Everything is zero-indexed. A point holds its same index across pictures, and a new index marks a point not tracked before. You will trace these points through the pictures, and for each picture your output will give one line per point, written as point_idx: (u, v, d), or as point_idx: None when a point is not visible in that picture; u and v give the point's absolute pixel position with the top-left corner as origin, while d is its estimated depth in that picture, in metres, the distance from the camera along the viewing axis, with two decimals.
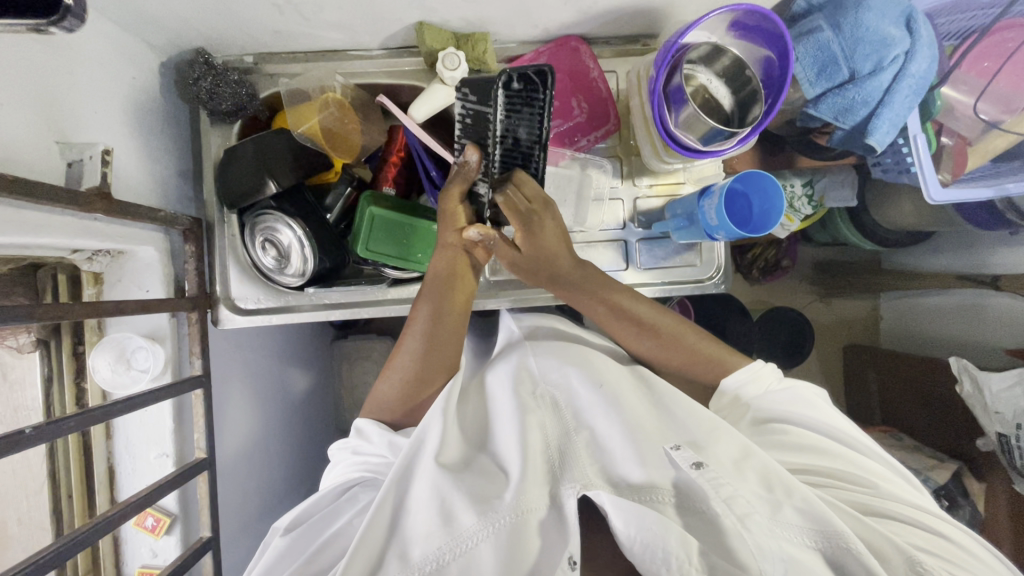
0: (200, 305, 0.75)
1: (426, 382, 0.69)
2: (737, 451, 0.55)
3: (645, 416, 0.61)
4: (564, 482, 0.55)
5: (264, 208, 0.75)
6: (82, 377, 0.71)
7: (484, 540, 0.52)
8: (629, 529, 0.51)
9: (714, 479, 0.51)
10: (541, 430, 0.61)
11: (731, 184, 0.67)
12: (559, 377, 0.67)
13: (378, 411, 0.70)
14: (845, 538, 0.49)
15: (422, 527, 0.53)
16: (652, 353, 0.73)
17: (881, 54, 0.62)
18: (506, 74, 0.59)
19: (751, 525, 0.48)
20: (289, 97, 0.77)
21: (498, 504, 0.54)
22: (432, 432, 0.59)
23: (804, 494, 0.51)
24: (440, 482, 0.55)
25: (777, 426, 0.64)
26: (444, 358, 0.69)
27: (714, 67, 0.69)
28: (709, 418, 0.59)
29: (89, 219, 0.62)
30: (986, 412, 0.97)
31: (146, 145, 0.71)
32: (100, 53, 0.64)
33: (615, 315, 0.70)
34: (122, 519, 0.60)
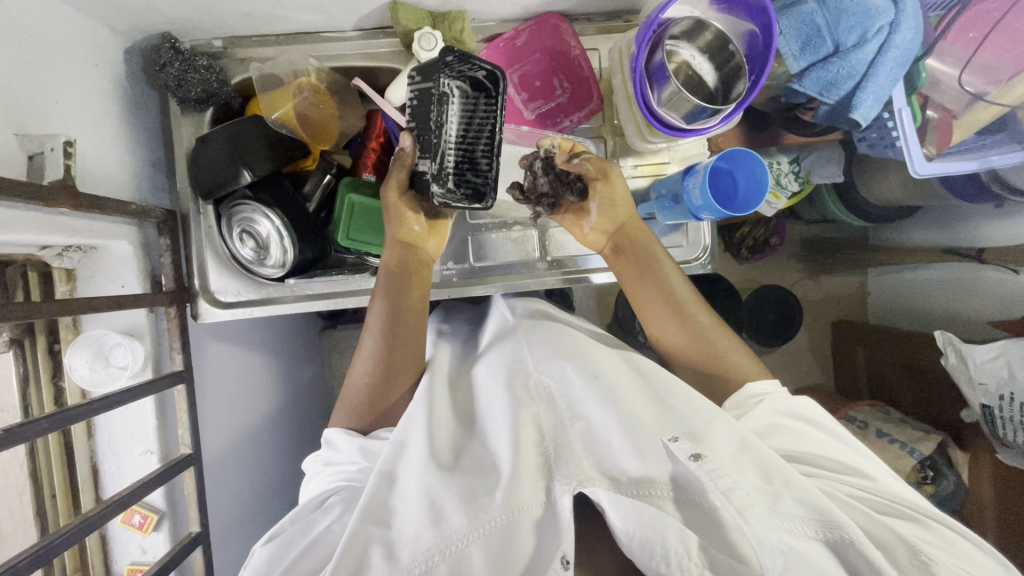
0: (179, 300, 0.73)
1: (394, 382, 0.69)
2: (734, 443, 0.55)
3: (642, 410, 0.59)
4: (558, 477, 0.55)
5: (241, 198, 0.73)
6: (60, 376, 0.70)
7: (474, 542, 0.52)
8: (627, 526, 0.53)
9: (713, 471, 0.52)
10: (533, 422, 0.60)
11: (713, 163, 0.66)
12: (551, 367, 0.65)
13: (349, 415, 0.69)
14: (847, 529, 0.51)
15: (412, 525, 0.53)
16: (648, 315, 0.73)
17: (865, 25, 0.60)
18: (462, 61, 0.64)
19: (751, 517, 0.50)
20: (261, 84, 0.74)
21: (489, 503, 0.54)
22: (413, 433, 0.60)
23: (802, 486, 0.52)
24: (429, 479, 0.55)
25: (787, 423, 0.63)
26: (405, 357, 0.69)
27: (696, 42, 0.67)
28: (705, 410, 0.59)
29: (54, 214, 0.59)
30: (970, 384, 0.99)
31: (113, 134, 0.69)
32: (57, 39, 0.61)
33: (622, 260, 0.73)
34: (107, 516, 0.60)
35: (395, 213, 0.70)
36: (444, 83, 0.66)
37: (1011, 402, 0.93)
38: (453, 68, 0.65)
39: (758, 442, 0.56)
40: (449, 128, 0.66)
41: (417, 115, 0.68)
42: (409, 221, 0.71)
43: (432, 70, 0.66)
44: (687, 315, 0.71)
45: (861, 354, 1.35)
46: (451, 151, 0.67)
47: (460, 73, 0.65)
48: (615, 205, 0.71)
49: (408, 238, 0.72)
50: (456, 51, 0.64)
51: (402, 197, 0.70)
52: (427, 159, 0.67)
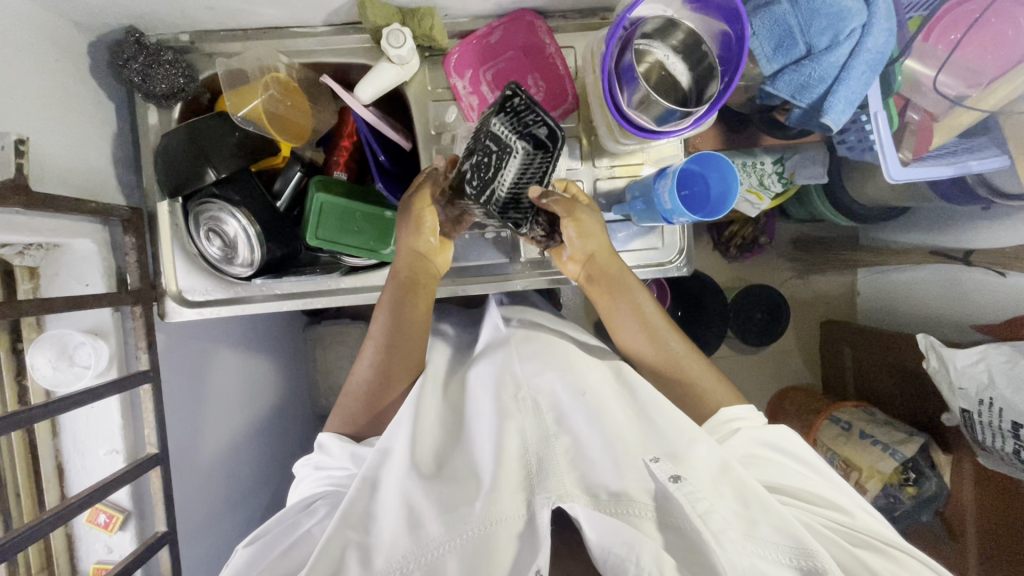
0: (145, 299, 0.72)
1: (389, 386, 0.70)
2: (717, 465, 0.56)
3: (626, 426, 0.60)
4: (539, 491, 0.54)
5: (208, 196, 0.72)
6: (24, 375, 0.69)
7: (450, 552, 0.52)
8: (601, 540, 0.52)
9: (692, 493, 0.52)
10: (519, 434, 0.59)
11: (685, 165, 0.65)
12: (540, 381, 0.65)
13: (344, 421, 0.70)
14: (819, 558, 0.51)
15: (390, 533, 0.53)
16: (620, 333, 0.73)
17: (837, 28, 0.58)
18: (531, 107, 0.58)
19: (725, 542, 0.50)
20: (227, 79, 0.73)
21: (467, 513, 0.53)
22: (400, 435, 0.60)
23: (778, 513, 0.53)
24: (410, 488, 0.55)
25: (763, 452, 0.63)
26: (402, 364, 0.70)
27: (671, 42, 0.66)
28: (692, 428, 0.59)
29: (10, 213, 0.58)
30: (951, 388, 0.98)
31: (75, 131, 0.68)
32: (13, 35, 0.59)
33: (596, 285, 0.72)
34: (65, 518, 0.59)
35: (413, 222, 0.69)
36: (495, 125, 0.60)
37: (990, 407, 0.92)
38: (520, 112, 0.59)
39: (740, 466, 0.57)
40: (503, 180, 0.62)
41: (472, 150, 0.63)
42: (427, 235, 0.70)
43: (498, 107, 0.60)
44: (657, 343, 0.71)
45: (848, 354, 1.35)
46: (503, 193, 0.63)
47: (528, 118, 0.59)
48: (586, 238, 0.69)
49: (425, 251, 0.71)
50: (524, 94, 0.58)
51: (427, 211, 0.68)
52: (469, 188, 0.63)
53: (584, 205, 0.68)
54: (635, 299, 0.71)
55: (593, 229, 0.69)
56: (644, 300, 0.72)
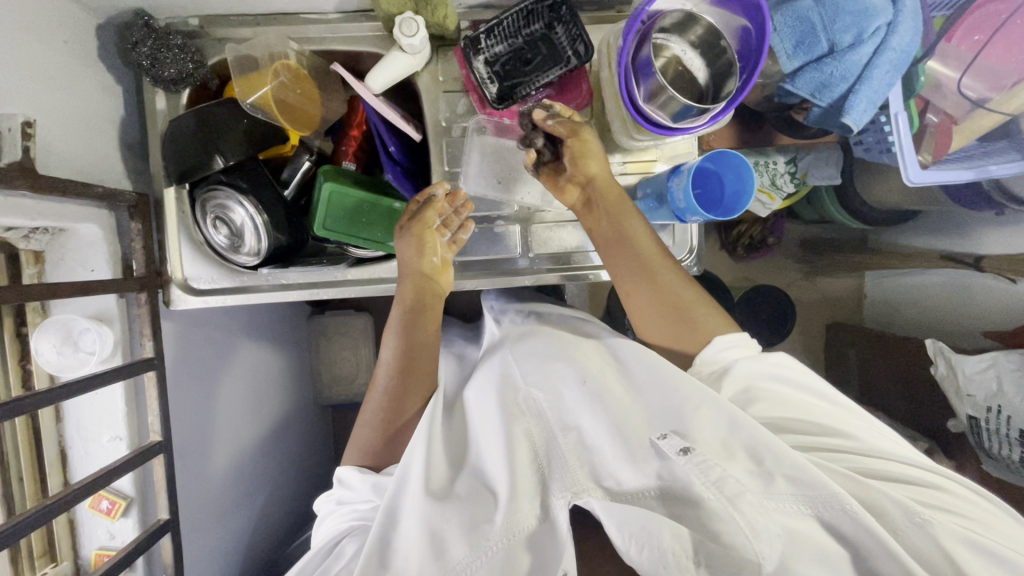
0: (150, 286, 0.72)
1: (403, 405, 0.71)
2: (722, 427, 0.54)
3: (629, 410, 0.60)
4: (553, 492, 0.55)
5: (216, 183, 0.71)
6: (27, 360, 0.69)
7: (480, 570, 0.53)
8: (622, 535, 0.53)
9: (703, 463, 0.50)
10: (526, 438, 0.61)
11: (700, 163, 0.64)
12: (540, 379, 0.66)
13: (362, 454, 0.70)
14: (840, 499, 0.48)
15: (414, 558, 0.54)
16: (618, 270, 0.72)
17: (862, 25, 0.57)
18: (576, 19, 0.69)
19: (742, 505, 0.48)
20: (236, 65, 0.71)
21: (489, 530, 0.55)
22: (414, 461, 0.60)
23: (794, 461, 0.50)
24: (429, 512, 0.55)
25: (760, 387, 0.63)
26: (415, 387, 0.71)
27: (688, 36, 0.64)
28: (692, 394, 0.57)
29: (16, 196, 0.57)
30: (959, 395, 0.97)
31: (82, 113, 0.67)
32: (23, 14, 0.59)
33: (593, 214, 0.72)
34: (68, 504, 0.59)
35: (415, 240, 0.72)
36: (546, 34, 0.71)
37: (998, 415, 0.91)
38: (566, 22, 0.70)
39: (749, 422, 0.53)
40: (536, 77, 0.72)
41: (515, 49, 0.72)
42: (433, 254, 0.73)
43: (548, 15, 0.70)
44: (648, 267, 0.70)
45: (853, 357, 1.34)
46: (533, 87, 0.72)
47: (571, 27, 0.70)
48: (587, 158, 0.70)
49: (428, 270, 0.74)
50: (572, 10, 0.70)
51: (428, 231, 0.72)
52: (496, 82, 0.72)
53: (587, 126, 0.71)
54: (630, 227, 0.70)
55: (593, 153, 0.71)
56: (639, 230, 0.71)
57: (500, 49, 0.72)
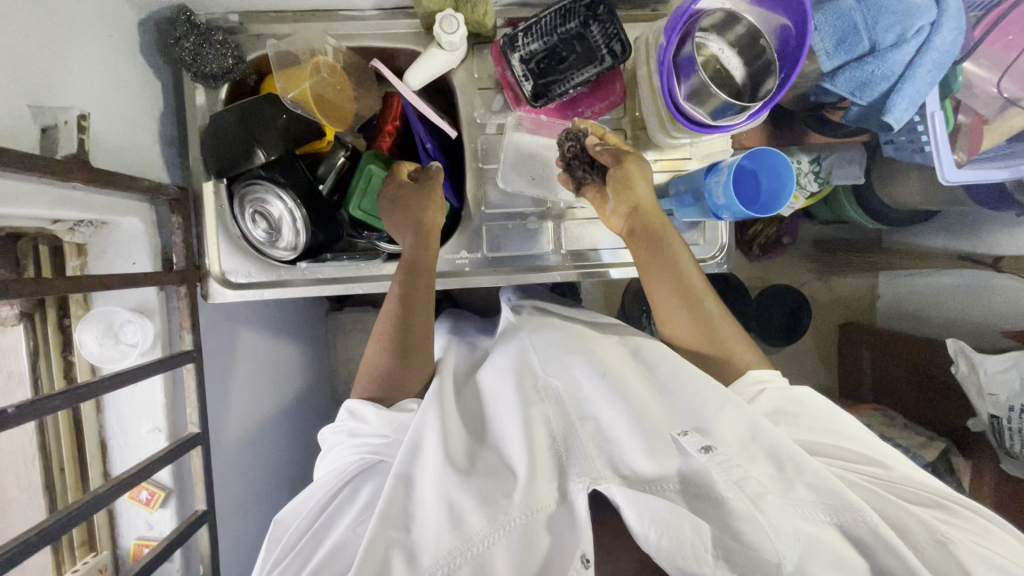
0: (189, 279, 0.73)
1: (410, 342, 0.70)
2: (744, 432, 0.55)
3: (650, 405, 0.59)
4: (572, 476, 0.54)
5: (254, 178, 0.72)
6: (69, 351, 0.69)
7: (497, 543, 0.52)
8: (642, 521, 0.51)
9: (725, 462, 0.51)
10: (545, 423, 0.59)
11: (739, 161, 0.64)
12: (561, 369, 0.65)
13: (369, 385, 0.69)
14: (860, 510, 0.50)
15: (432, 531, 0.52)
16: (661, 302, 0.71)
17: (905, 25, 0.58)
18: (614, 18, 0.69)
19: (764, 506, 0.49)
20: (276, 61, 0.71)
21: (508, 505, 0.53)
22: (428, 431, 0.59)
23: (816, 471, 0.52)
24: (447, 484, 0.55)
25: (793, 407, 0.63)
26: (420, 332, 0.70)
27: (727, 36, 0.65)
28: (716, 396, 0.57)
29: (67, 189, 0.59)
30: (980, 394, 0.98)
31: (127, 107, 0.68)
32: (73, 9, 0.59)
33: (636, 241, 0.71)
34: (114, 494, 0.59)
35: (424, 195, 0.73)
36: (583, 32, 0.71)
37: (1020, 414, 0.92)
38: (603, 22, 0.70)
39: (768, 427, 0.55)
40: (572, 78, 0.72)
41: (551, 48, 0.72)
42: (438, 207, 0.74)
43: (586, 14, 0.70)
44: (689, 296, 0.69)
45: (867, 357, 1.34)
46: (569, 87, 0.73)
47: (608, 27, 0.69)
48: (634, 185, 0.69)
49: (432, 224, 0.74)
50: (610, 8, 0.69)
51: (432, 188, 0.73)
52: (532, 83, 0.73)
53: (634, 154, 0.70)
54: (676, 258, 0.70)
55: (639, 184, 0.69)
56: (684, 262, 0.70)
57: (535, 49, 0.72)
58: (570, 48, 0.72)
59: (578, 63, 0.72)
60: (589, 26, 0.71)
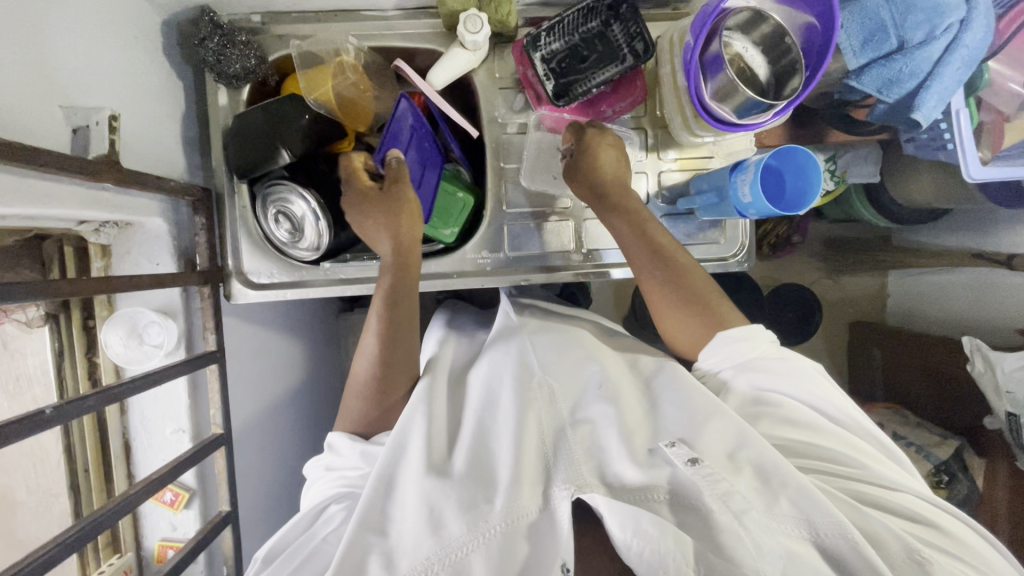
0: (213, 280, 0.72)
1: (391, 376, 0.66)
2: (731, 443, 0.55)
3: (639, 418, 0.61)
4: (557, 482, 0.53)
5: (278, 178, 0.72)
6: (94, 352, 0.70)
7: (475, 550, 0.51)
8: (625, 533, 0.49)
9: (710, 475, 0.51)
10: (536, 425, 0.59)
11: (766, 160, 0.64)
12: (558, 371, 0.66)
13: (349, 421, 0.67)
14: (845, 527, 0.49)
15: (413, 536, 0.52)
16: (650, 287, 0.69)
17: (934, 23, 0.58)
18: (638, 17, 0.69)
19: (747, 522, 0.49)
20: (301, 60, 0.72)
21: (488, 511, 0.52)
22: (413, 433, 0.59)
23: (799, 483, 0.51)
24: (429, 488, 0.54)
25: (772, 402, 0.63)
26: (403, 361, 0.66)
27: (752, 35, 0.65)
28: (706, 405, 0.59)
29: (96, 189, 0.59)
30: (997, 392, 0.98)
31: (151, 108, 0.68)
32: (101, 10, 0.59)
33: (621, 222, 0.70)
34: (134, 504, 0.57)
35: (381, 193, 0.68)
36: (606, 30, 0.71)
37: None
38: (626, 20, 0.69)
39: (757, 439, 0.55)
40: (594, 75, 0.72)
41: (573, 47, 0.72)
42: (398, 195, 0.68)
43: (609, 14, 0.70)
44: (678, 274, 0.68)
45: (878, 356, 1.34)
46: (591, 85, 0.72)
47: (631, 26, 0.69)
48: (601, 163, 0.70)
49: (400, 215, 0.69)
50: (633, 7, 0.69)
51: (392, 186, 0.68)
52: (554, 80, 0.72)
53: (594, 127, 0.72)
54: (659, 236, 0.69)
55: (606, 153, 0.70)
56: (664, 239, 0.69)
57: (557, 46, 0.71)
58: (593, 45, 0.71)
59: (599, 62, 0.72)
60: (611, 25, 0.70)
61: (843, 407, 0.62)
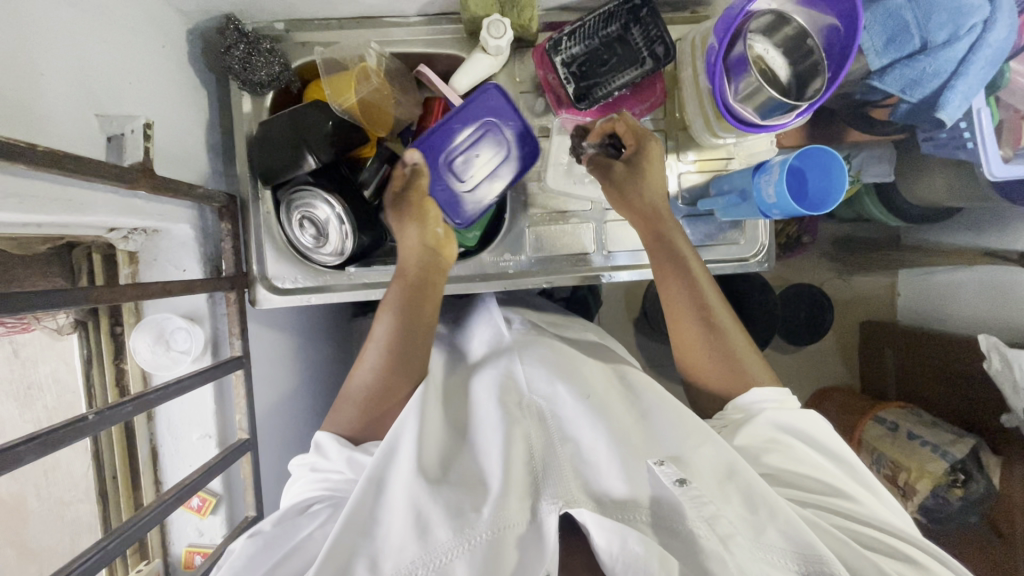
0: (239, 285, 0.72)
1: (392, 387, 0.65)
2: (722, 469, 0.54)
3: (629, 428, 0.60)
4: (545, 497, 0.53)
5: (302, 183, 0.72)
6: (121, 358, 0.70)
7: (460, 556, 0.49)
8: (611, 548, 0.49)
9: (697, 498, 0.50)
10: (524, 441, 0.58)
11: (791, 160, 0.64)
12: (547, 389, 0.64)
13: (341, 421, 0.65)
14: (827, 562, 0.49)
15: (397, 539, 0.51)
16: (677, 316, 0.69)
17: (957, 23, 0.59)
18: (659, 22, 0.69)
19: (733, 547, 0.49)
20: (325, 67, 0.73)
21: (475, 519, 0.51)
22: (406, 437, 0.58)
23: (787, 516, 0.51)
24: (417, 493, 0.53)
25: (783, 439, 0.62)
26: (410, 367, 0.66)
27: (774, 37, 0.66)
28: (695, 427, 0.58)
29: (129, 197, 0.59)
30: (1015, 389, 0.97)
31: (179, 116, 0.69)
32: (132, 20, 0.60)
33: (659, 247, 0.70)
34: (166, 512, 0.56)
35: (415, 213, 0.71)
36: (627, 34, 0.71)
37: None
38: (647, 25, 0.70)
39: (747, 468, 0.54)
40: (613, 80, 0.72)
41: (592, 49, 0.72)
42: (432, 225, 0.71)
43: (631, 18, 0.70)
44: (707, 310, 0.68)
45: (891, 356, 1.33)
46: (610, 89, 0.72)
47: (651, 31, 0.70)
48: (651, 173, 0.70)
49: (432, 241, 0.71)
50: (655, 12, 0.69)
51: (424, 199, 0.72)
52: (574, 84, 0.73)
53: (651, 138, 0.71)
54: (693, 265, 0.70)
55: (657, 172, 0.71)
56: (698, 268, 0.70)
57: (576, 50, 0.72)
58: (612, 49, 0.72)
59: (618, 66, 0.72)
60: (633, 29, 0.71)
61: (834, 441, 0.62)
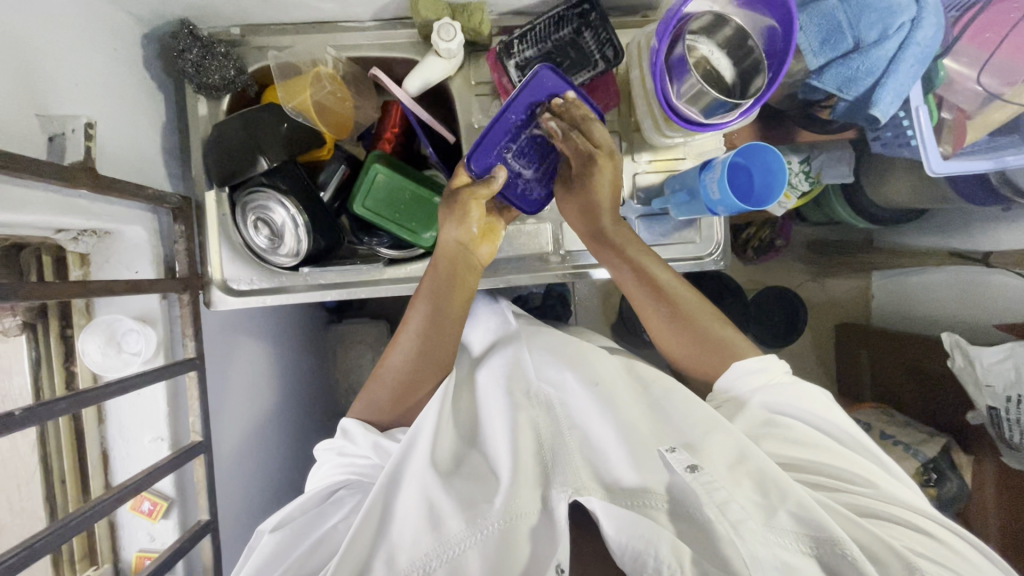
0: (192, 286, 0.72)
1: (420, 374, 0.66)
2: (733, 453, 0.53)
3: (638, 419, 0.59)
4: (555, 486, 0.55)
5: (257, 185, 0.73)
6: (71, 361, 0.70)
7: (471, 547, 0.52)
8: (620, 537, 0.51)
9: (709, 483, 0.50)
10: (532, 430, 0.60)
11: (733, 157, 0.65)
12: (554, 376, 0.64)
13: (368, 408, 0.67)
14: (840, 544, 0.47)
15: (412, 531, 0.53)
16: (639, 303, 0.71)
17: (886, 22, 0.61)
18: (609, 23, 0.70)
19: (744, 532, 0.47)
20: (280, 72, 0.75)
21: (487, 509, 0.53)
22: (425, 428, 0.58)
23: (799, 497, 0.49)
24: (429, 485, 0.55)
25: (781, 420, 0.62)
26: (441, 355, 0.67)
27: (716, 37, 0.67)
28: (706, 414, 0.57)
29: (73, 196, 0.60)
30: (977, 387, 0.98)
31: (131, 118, 0.69)
32: (80, 22, 0.61)
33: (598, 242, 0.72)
34: (108, 509, 0.56)
35: (458, 213, 0.68)
36: (579, 37, 0.72)
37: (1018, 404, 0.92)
38: (599, 27, 0.71)
39: (758, 452, 0.53)
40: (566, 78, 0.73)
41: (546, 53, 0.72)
42: (465, 224, 0.68)
43: (582, 22, 0.71)
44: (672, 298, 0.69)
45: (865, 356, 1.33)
46: None
47: (602, 32, 0.71)
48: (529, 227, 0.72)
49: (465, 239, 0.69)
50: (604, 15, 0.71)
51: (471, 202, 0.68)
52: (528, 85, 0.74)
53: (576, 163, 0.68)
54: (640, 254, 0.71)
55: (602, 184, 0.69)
56: (646, 257, 0.71)
57: (531, 54, 0.72)
58: (566, 51, 0.72)
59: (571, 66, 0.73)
60: (584, 32, 0.71)
61: (846, 424, 0.62)
